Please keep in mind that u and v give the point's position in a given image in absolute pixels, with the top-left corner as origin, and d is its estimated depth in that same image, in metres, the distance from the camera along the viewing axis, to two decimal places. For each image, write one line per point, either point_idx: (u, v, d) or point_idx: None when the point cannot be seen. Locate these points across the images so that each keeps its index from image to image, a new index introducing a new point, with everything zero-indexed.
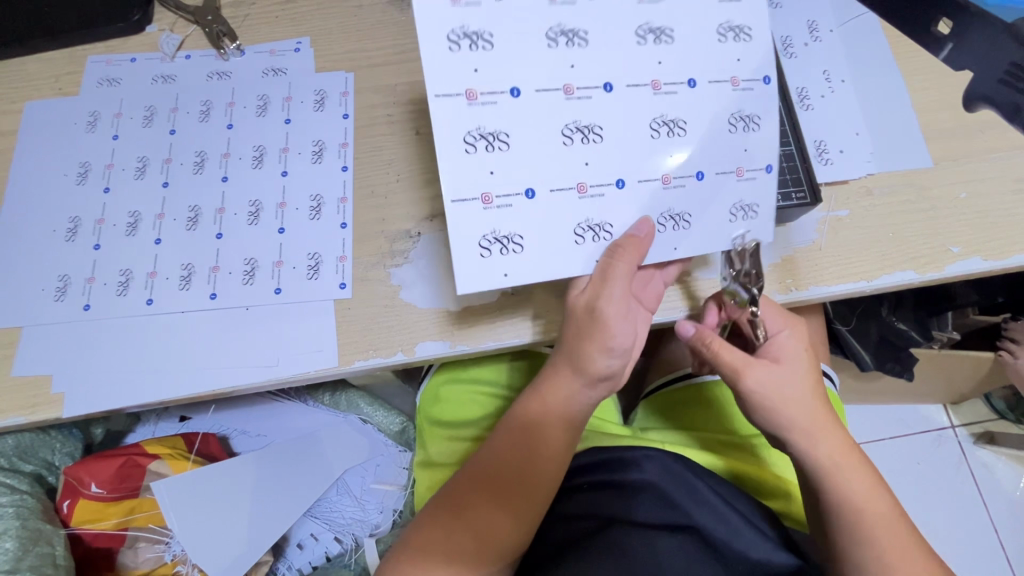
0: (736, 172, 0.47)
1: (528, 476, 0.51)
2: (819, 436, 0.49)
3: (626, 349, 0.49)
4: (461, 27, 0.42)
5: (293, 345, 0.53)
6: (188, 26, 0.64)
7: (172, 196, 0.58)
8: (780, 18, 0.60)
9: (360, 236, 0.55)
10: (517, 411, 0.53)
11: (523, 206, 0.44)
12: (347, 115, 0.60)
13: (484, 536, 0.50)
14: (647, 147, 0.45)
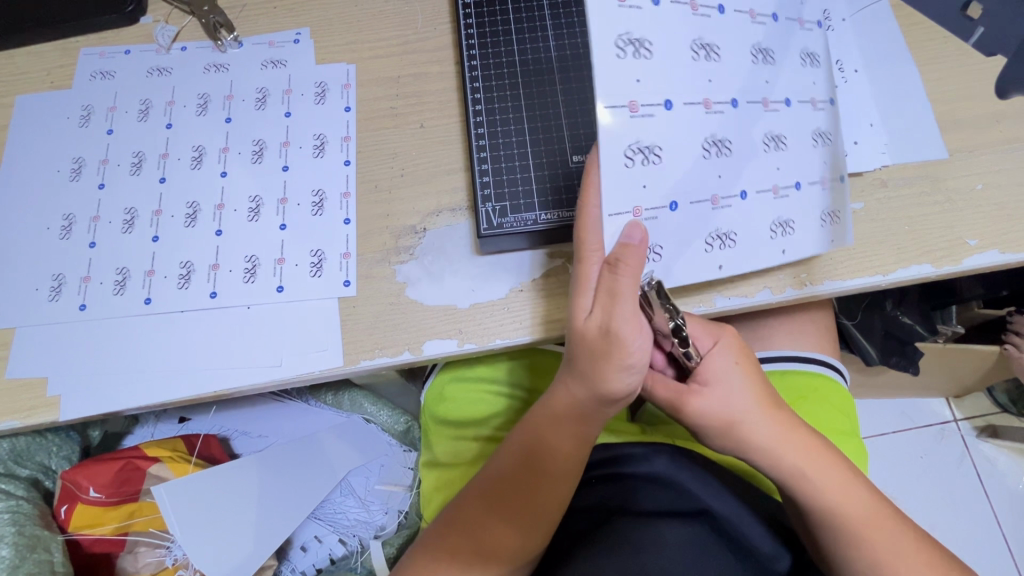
0: (823, 182, 0.49)
1: (538, 492, 0.49)
2: (783, 442, 0.48)
3: (639, 364, 0.44)
4: (626, 33, 0.42)
5: (296, 346, 0.51)
6: (183, 17, 0.62)
7: (169, 193, 0.56)
8: None
9: (363, 233, 0.54)
10: (526, 423, 0.50)
11: (666, 221, 0.45)
12: (348, 109, 0.58)
13: (490, 548, 0.50)
14: (762, 158, 0.47)
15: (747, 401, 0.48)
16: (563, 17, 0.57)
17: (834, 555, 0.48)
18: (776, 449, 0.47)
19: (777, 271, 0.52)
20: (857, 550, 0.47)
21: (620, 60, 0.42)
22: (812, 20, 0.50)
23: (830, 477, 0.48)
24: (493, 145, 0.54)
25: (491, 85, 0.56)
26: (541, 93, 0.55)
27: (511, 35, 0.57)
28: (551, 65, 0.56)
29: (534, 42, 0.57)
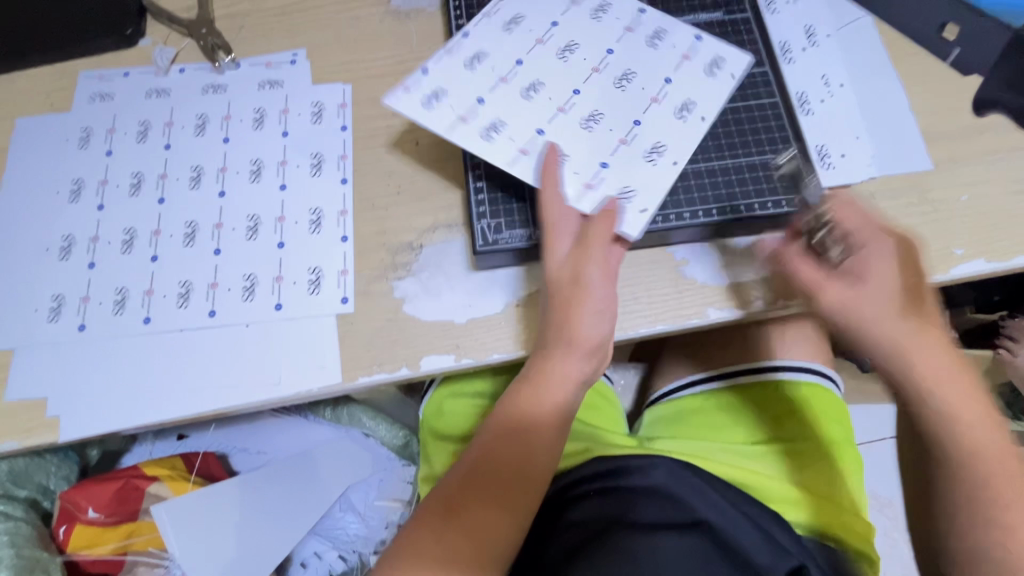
0: (691, 63, 0.54)
1: (524, 476, 0.48)
2: (944, 352, 0.45)
3: (604, 312, 0.49)
4: (467, 66, 0.53)
5: (294, 363, 0.52)
6: (182, 39, 0.64)
7: (168, 212, 0.56)
8: (776, 23, 0.60)
9: (361, 250, 0.55)
10: (509, 402, 0.50)
11: (536, 166, 0.50)
12: (345, 128, 0.59)
13: (478, 536, 0.45)
14: (625, 93, 0.53)
15: (909, 327, 0.45)
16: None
17: (942, 491, 0.45)
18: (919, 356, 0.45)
19: (768, 282, 0.52)
20: (962, 483, 0.44)
21: (464, 77, 0.52)
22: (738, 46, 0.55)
23: (974, 407, 0.45)
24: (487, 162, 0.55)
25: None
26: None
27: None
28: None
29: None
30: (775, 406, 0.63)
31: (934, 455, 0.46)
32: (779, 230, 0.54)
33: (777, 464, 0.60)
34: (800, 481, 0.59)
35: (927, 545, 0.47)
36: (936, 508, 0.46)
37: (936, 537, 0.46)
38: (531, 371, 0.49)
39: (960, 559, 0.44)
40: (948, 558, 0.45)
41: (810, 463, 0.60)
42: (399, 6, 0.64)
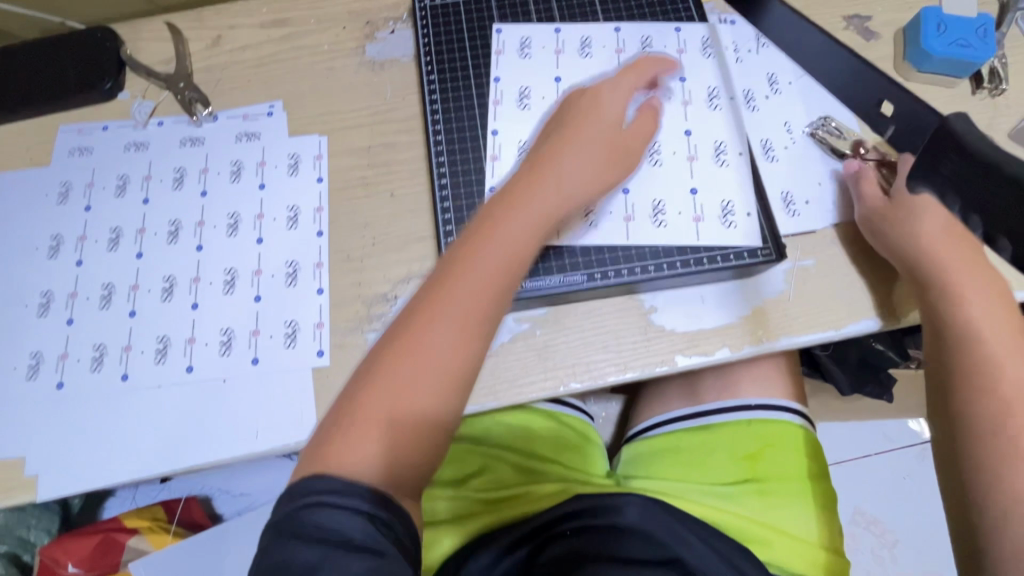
0: (682, 51, 0.62)
1: (479, 300, 0.44)
2: (983, 278, 0.51)
3: (591, 150, 0.51)
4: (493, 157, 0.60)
5: (272, 417, 0.52)
6: (160, 92, 0.65)
7: (145, 267, 0.57)
8: (740, 72, 0.62)
9: (337, 302, 0.56)
10: (470, 240, 0.46)
11: (581, 213, 0.56)
12: (320, 180, 0.60)
13: (417, 342, 0.43)
14: (648, 115, 0.59)
15: (965, 255, 0.51)
16: (523, 94, 0.61)
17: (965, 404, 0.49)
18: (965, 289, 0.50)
19: (734, 327, 0.54)
20: (985, 375, 0.49)
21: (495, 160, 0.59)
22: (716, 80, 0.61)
23: (997, 324, 0.50)
24: (458, 217, 0.58)
25: (456, 160, 0.60)
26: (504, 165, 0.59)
27: (474, 112, 0.61)
28: (512, 138, 0.60)
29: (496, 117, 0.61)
30: (751, 443, 0.63)
31: (949, 360, 0.51)
32: (746, 277, 0.55)
33: (753, 502, 0.60)
34: (773, 521, 0.59)
35: (942, 449, 0.51)
36: (949, 410, 0.50)
37: (952, 440, 0.50)
38: (476, 246, 0.46)
39: (978, 461, 0.48)
40: (962, 436, 0.49)
41: (784, 502, 0.60)
42: (374, 57, 0.66)
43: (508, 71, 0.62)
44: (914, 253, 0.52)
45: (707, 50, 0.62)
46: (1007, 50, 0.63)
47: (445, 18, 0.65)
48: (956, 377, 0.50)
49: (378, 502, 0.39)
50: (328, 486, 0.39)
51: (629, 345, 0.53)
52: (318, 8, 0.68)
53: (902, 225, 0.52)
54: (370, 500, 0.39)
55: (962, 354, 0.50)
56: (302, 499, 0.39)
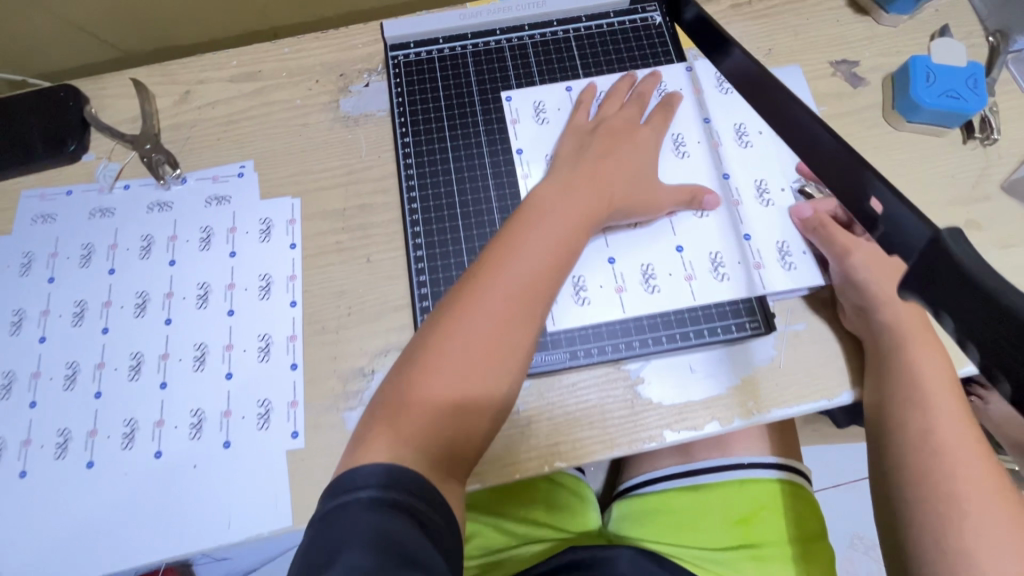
0: (697, 92, 0.63)
1: (509, 307, 0.47)
2: (931, 358, 0.49)
3: (617, 185, 0.54)
4: None
5: (245, 503, 0.50)
6: (126, 153, 0.62)
7: (112, 344, 0.55)
8: (729, 106, 0.62)
9: (312, 378, 0.54)
10: (496, 248, 0.49)
11: (631, 283, 0.55)
12: (294, 245, 0.58)
13: (461, 343, 0.45)
14: (681, 163, 0.60)
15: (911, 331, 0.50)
16: (501, 158, 0.61)
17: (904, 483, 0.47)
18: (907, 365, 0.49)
19: (722, 399, 0.52)
20: (924, 423, 0.47)
21: None
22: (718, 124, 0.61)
23: (942, 405, 0.48)
24: (435, 291, 0.56)
25: (432, 229, 0.58)
26: (483, 233, 0.58)
27: (451, 176, 0.61)
28: (490, 204, 0.59)
29: (473, 182, 0.60)
30: (744, 505, 0.62)
31: (890, 410, 0.49)
32: (735, 344, 0.53)
33: (746, 567, 0.59)
34: None
35: (883, 498, 0.49)
36: (891, 460, 0.48)
37: (891, 491, 0.48)
38: (505, 249, 0.49)
39: (917, 509, 0.46)
40: (901, 484, 0.47)
41: (778, 568, 0.59)
42: (348, 111, 0.64)
43: (528, 141, 0.62)
44: (875, 305, 0.51)
45: (700, 85, 0.63)
46: (997, 96, 0.61)
47: (420, 75, 0.64)
48: (895, 427, 0.48)
49: (397, 486, 0.38)
50: (358, 478, 0.38)
51: (615, 419, 0.51)
52: (289, 61, 0.66)
53: (863, 277, 0.52)
54: (389, 489, 0.38)
55: (900, 403, 0.48)
56: (334, 494, 0.38)
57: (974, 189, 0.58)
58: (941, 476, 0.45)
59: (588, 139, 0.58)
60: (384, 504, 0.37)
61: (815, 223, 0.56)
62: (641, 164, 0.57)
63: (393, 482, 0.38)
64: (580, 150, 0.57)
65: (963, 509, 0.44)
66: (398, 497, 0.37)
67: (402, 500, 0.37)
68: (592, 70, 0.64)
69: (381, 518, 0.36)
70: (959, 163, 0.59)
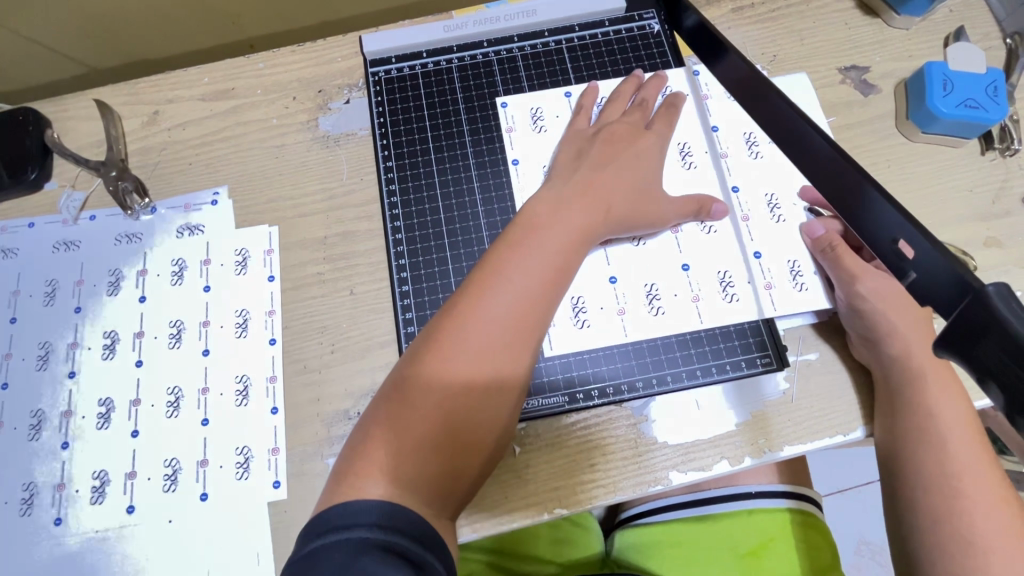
0: (704, 97, 0.59)
1: (508, 326, 0.44)
2: (945, 388, 0.46)
3: (617, 190, 0.51)
4: None
5: (224, 561, 0.47)
6: (92, 180, 0.59)
7: (79, 389, 0.52)
8: (736, 114, 0.58)
9: (294, 422, 0.50)
10: (492, 261, 0.46)
11: (632, 303, 0.52)
12: (272, 278, 0.55)
13: (457, 363, 0.42)
14: (686, 175, 0.56)
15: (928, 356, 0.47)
16: (492, 181, 0.57)
17: (911, 516, 0.44)
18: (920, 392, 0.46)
19: (732, 436, 0.48)
20: (934, 455, 0.44)
21: None
22: (724, 135, 0.57)
23: (958, 439, 0.44)
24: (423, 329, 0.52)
25: (418, 260, 0.55)
26: (472, 263, 0.55)
27: (437, 201, 0.57)
28: (479, 231, 0.56)
29: (461, 208, 0.56)
30: (753, 537, 0.59)
31: (901, 438, 0.45)
32: (743, 375, 0.50)
33: None
34: None
35: (894, 535, 0.45)
36: (899, 492, 0.45)
37: (902, 527, 0.44)
38: (500, 261, 0.46)
39: (928, 546, 0.42)
40: (911, 519, 0.44)
41: None
42: (328, 131, 0.60)
43: (526, 150, 0.58)
44: (883, 334, 0.47)
45: (705, 92, 0.59)
46: (1016, 103, 0.57)
47: (403, 93, 0.60)
48: (904, 459, 0.45)
49: (393, 527, 0.35)
50: (349, 517, 0.35)
51: (618, 462, 0.48)
52: (264, 76, 0.62)
53: (873, 304, 0.48)
54: (386, 529, 0.35)
55: (910, 433, 0.45)
56: (322, 532, 0.35)
57: (993, 204, 0.54)
58: (953, 511, 0.42)
59: (587, 146, 0.54)
60: (377, 542, 0.34)
61: (827, 244, 0.51)
62: (643, 172, 0.53)
63: (388, 521, 0.35)
64: (578, 158, 0.53)
65: (976, 547, 0.40)
66: (393, 539, 0.35)
67: (398, 543, 0.34)
68: (586, 82, 0.60)
69: (376, 556, 0.33)
70: (978, 177, 0.55)
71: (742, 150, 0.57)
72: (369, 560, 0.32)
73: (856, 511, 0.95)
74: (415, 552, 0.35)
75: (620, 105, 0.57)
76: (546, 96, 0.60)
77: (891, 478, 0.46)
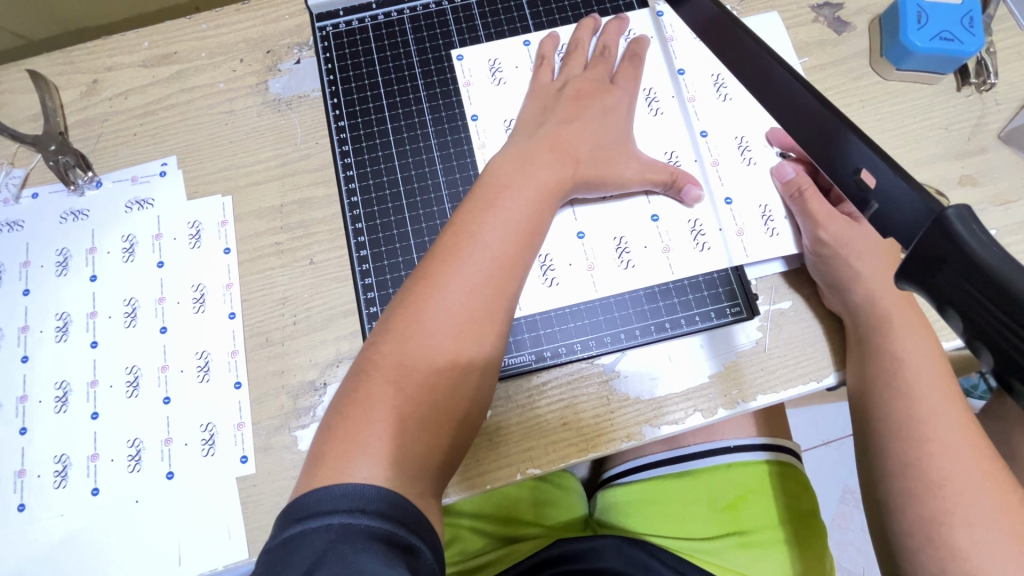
0: (670, 38, 0.56)
1: (482, 294, 0.42)
2: (912, 330, 0.45)
3: (584, 144, 0.49)
4: None
5: (195, 539, 0.46)
6: (31, 157, 0.55)
7: (34, 373, 0.50)
8: (703, 55, 0.55)
9: (258, 397, 0.49)
10: (458, 228, 0.44)
11: (601, 258, 0.51)
12: (227, 250, 0.52)
13: (431, 332, 0.41)
14: (654, 122, 0.54)
15: (897, 299, 0.46)
16: (449, 138, 0.55)
17: (885, 463, 0.43)
18: (887, 334, 0.45)
19: (705, 389, 0.48)
20: (902, 401, 0.44)
21: None
22: (690, 78, 0.55)
23: (926, 380, 0.44)
24: (383, 295, 0.51)
25: (376, 224, 0.53)
26: (432, 225, 0.53)
27: (393, 162, 0.54)
28: (439, 192, 0.54)
29: (419, 168, 0.54)
30: (731, 490, 0.59)
31: (873, 384, 0.45)
32: (716, 326, 0.49)
33: (735, 556, 0.57)
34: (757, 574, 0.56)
35: (867, 483, 0.45)
36: (872, 439, 0.45)
37: (874, 473, 0.44)
38: (466, 229, 0.44)
39: (901, 491, 0.42)
40: (883, 467, 0.43)
41: (768, 553, 0.57)
42: (278, 93, 0.56)
43: (484, 105, 0.55)
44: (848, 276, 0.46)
45: (670, 35, 0.56)
46: (992, 36, 0.55)
47: (353, 48, 0.57)
48: (875, 407, 0.45)
49: (376, 510, 0.33)
50: (328, 502, 0.33)
51: (589, 418, 0.47)
52: (208, 38, 0.58)
53: (837, 249, 0.47)
54: (370, 514, 0.33)
55: (880, 382, 0.44)
56: (301, 517, 0.33)
57: (969, 142, 0.53)
58: (924, 453, 0.41)
59: (552, 103, 0.52)
60: (360, 530, 0.32)
61: (795, 188, 0.50)
62: (613, 129, 0.51)
63: (374, 505, 0.34)
64: (544, 114, 0.51)
65: (945, 490, 0.40)
66: (376, 524, 0.33)
67: (387, 530, 0.33)
68: (547, 30, 0.57)
69: (362, 545, 0.31)
70: (953, 114, 0.54)
71: (709, 93, 0.55)
72: (353, 550, 0.31)
73: (839, 462, 0.96)
74: (403, 536, 0.33)
75: (582, 54, 0.54)
76: (504, 46, 0.57)
77: (863, 426, 0.45)
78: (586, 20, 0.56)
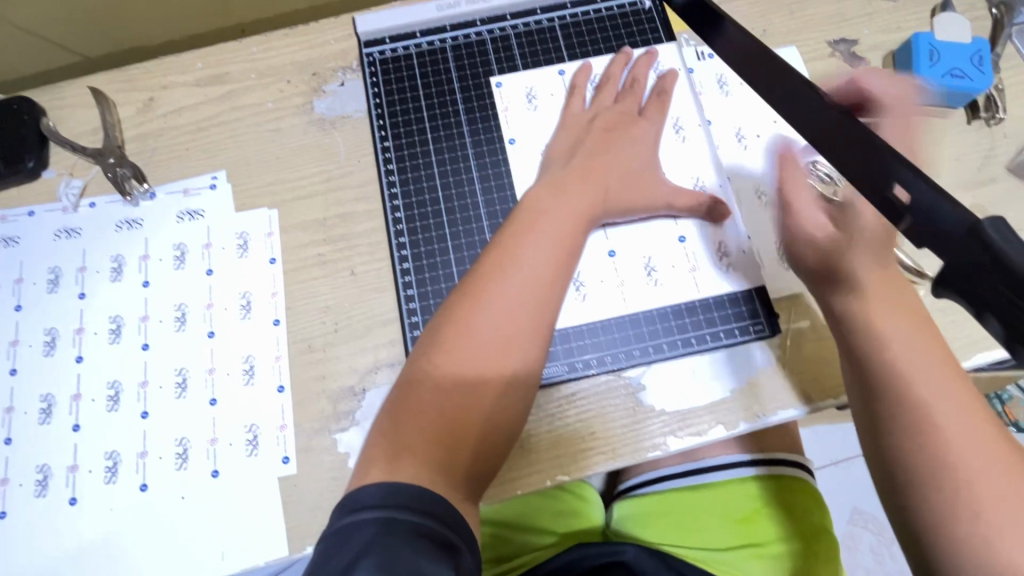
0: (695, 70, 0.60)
1: (522, 314, 0.45)
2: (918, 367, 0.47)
3: (616, 175, 0.53)
4: None
5: (237, 535, 0.48)
6: (89, 168, 0.59)
7: (88, 373, 0.53)
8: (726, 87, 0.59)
9: (300, 400, 0.51)
10: (500, 249, 0.47)
11: (631, 274, 0.53)
12: (273, 260, 0.55)
13: (474, 348, 0.43)
14: (682, 148, 0.57)
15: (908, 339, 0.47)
16: (487, 160, 0.58)
17: None
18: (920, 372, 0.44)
19: (728, 403, 0.50)
20: None
21: None
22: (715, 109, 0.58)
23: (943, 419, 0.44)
24: (423, 306, 0.54)
25: (418, 239, 0.56)
26: (470, 241, 0.56)
27: (434, 181, 0.58)
28: (477, 210, 0.57)
29: (458, 186, 0.57)
30: (746, 503, 0.61)
31: None
32: (738, 344, 0.52)
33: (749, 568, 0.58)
34: None
35: None
36: None
37: None
38: (508, 251, 0.47)
39: None
40: None
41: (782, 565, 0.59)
42: (324, 114, 0.60)
43: (521, 129, 0.58)
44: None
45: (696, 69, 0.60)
46: (1001, 73, 0.59)
47: (398, 74, 0.61)
48: None
49: (419, 509, 0.36)
50: (377, 497, 0.36)
51: (615, 430, 0.49)
52: (258, 60, 0.62)
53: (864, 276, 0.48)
54: (415, 510, 0.36)
55: None
56: (355, 509, 0.36)
57: (979, 172, 0.56)
58: None
59: (584, 134, 0.55)
60: (402, 525, 0.34)
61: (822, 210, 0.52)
62: (643, 157, 0.54)
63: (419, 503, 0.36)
64: (574, 146, 0.55)
65: None
66: (419, 520, 0.35)
67: (428, 526, 0.35)
68: (580, 60, 0.61)
69: (404, 539, 0.34)
70: (964, 146, 0.56)
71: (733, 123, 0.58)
72: (396, 542, 0.33)
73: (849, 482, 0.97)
74: (443, 534, 0.35)
75: (612, 86, 0.58)
76: (540, 74, 0.60)
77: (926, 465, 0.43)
78: (619, 53, 0.59)
